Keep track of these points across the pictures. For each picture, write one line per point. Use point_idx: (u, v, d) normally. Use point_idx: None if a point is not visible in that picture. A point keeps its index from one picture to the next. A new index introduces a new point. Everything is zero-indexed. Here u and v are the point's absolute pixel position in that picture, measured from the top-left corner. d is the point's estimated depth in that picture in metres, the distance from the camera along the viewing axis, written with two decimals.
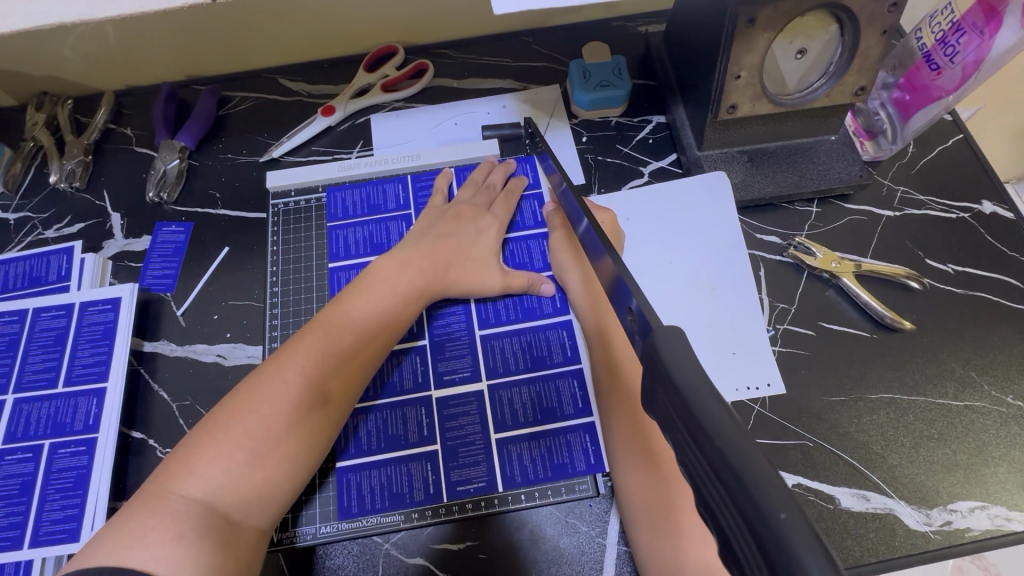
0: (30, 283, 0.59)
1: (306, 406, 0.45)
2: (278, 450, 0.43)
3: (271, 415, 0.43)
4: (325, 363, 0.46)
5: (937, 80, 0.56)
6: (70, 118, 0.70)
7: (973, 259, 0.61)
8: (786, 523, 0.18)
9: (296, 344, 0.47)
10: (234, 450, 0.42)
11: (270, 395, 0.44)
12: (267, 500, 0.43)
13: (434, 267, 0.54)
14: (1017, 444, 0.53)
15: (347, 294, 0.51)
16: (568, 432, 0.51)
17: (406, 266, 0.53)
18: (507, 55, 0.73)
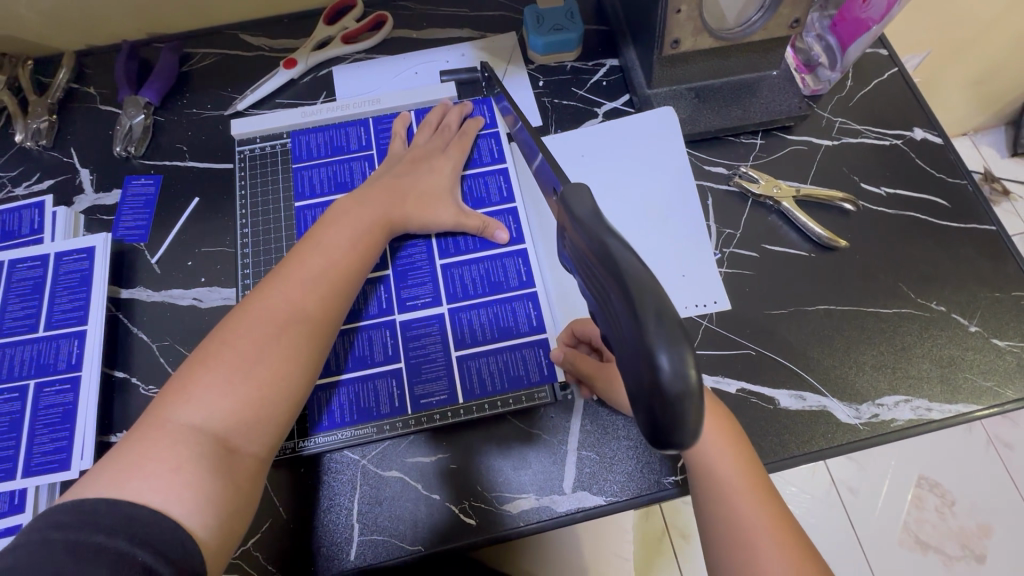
0: (3, 236, 0.61)
1: (292, 330, 0.47)
2: (269, 374, 0.45)
3: (257, 340, 0.45)
4: (306, 292, 0.49)
5: (867, 10, 0.59)
6: (32, 79, 0.70)
7: (904, 181, 0.65)
8: (636, 278, 0.28)
9: (273, 280, 0.49)
10: (227, 375, 0.43)
11: (255, 323, 0.46)
12: (264, 425, 0.44)
13: (398, 203, 0.57)
14: (939, 344, 0.58)
15: (316, 233, 0.53)
16: (523, 347, 0.56)
17: (374, 205, 0.56)
18: (465, 5, 0.75)
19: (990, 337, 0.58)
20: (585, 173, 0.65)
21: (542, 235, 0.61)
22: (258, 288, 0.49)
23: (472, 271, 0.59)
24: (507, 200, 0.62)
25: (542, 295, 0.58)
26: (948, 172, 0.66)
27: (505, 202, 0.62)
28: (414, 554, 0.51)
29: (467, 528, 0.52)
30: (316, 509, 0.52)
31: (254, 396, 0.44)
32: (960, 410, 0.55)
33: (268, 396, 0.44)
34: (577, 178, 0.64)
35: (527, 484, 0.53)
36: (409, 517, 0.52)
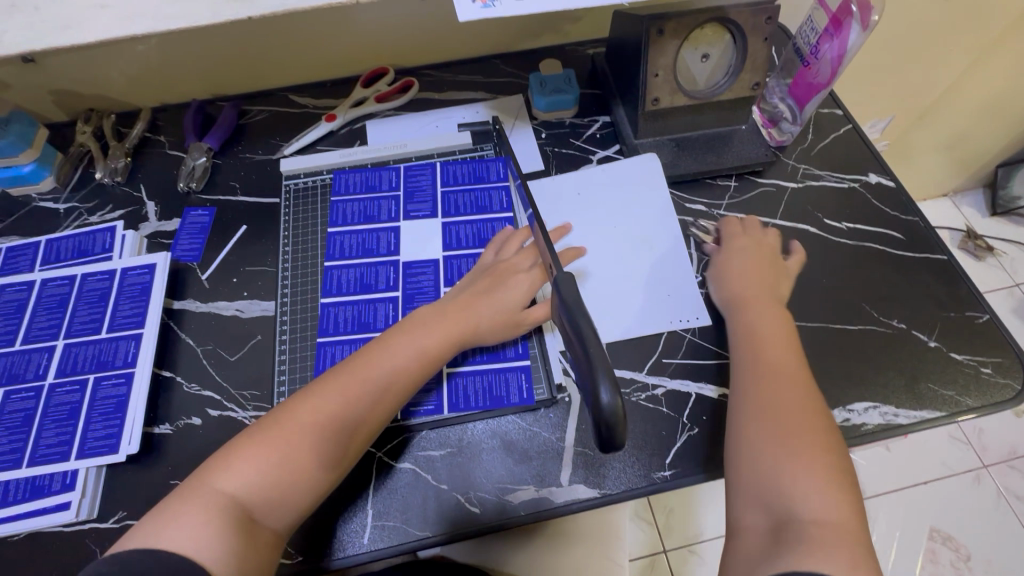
0: (78, 254, 0.71)
1: (343, 426, 0.52)
2: (313, 459, 0.50)
3: (313, 430, 0.51)
4: (365, 394, 0.53)
5: (813, 78, 0.72)
6: (113, 128, 0.83)
7: (863, 217, 0.74)
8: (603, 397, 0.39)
9: (338, 377, 0.54)
10: (279, 454, 0.49)
11: (305, 415, 0.51)
12: (286, 505, 0.49)
13: (477, 313, 0.60)
14: (902, 356, 0.64)
15: (392, 338, 0.57)
16: (508, 370, 0.62)
17: (453, 317, 0.59)
18: (480, 74, 0.89)
19: (949, 351, 0.64)
20: (578, 209, 0.74)
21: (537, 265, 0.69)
22: (329, 379, 0.54)
23: None
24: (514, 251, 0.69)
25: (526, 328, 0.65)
26: (902, 210, 0.75)
27: None
28: (422, 540, 0.55)
29: (470, 516, 0.56)
30: (334, 495, 0.57)
31: (296, 475, 0.49)
32: (926, 416, 0.61)
33: (309, 475, 0.50)
34: (574, 215, 0.74)
35: (527, 476, 0.58)
36: (419, 505, 0.57)
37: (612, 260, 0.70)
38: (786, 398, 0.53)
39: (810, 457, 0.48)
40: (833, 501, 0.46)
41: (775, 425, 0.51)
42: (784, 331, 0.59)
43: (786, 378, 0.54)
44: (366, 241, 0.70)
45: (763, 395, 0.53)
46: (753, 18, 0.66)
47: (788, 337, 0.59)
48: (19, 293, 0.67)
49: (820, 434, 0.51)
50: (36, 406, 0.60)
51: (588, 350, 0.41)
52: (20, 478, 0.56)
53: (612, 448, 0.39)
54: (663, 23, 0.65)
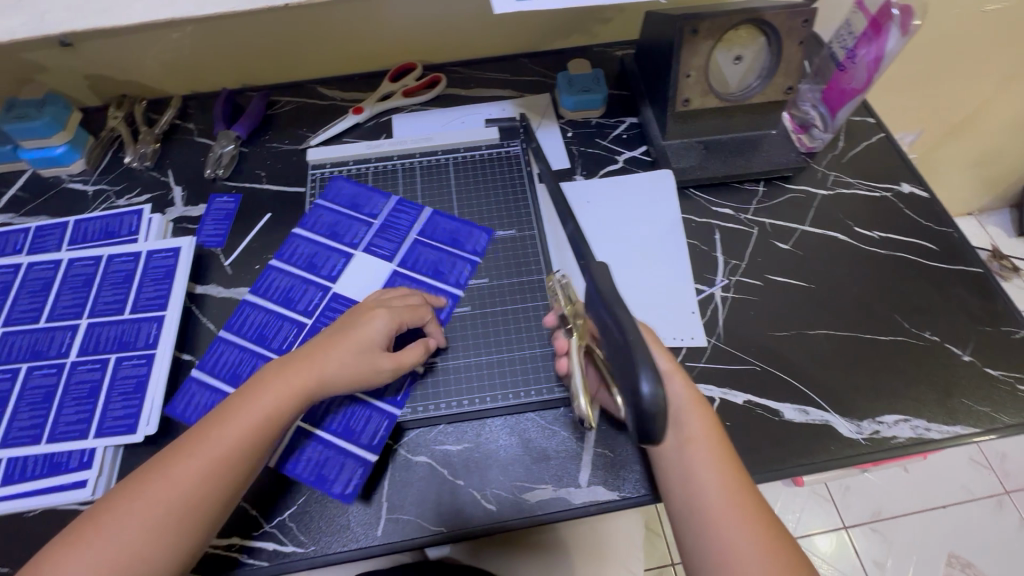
0: (104, 236, 0.71)
1: (188, 503, 0.47)
2: (158, 540, 0.46)
3: (148, 516, 0.46)
4: (208, 464, 0.48)
5: (849, 83, 0.70)
6: (144, 114, 0.84)
7: (895, 227, 0.72)
8: (649, 390, 0.38)
9: (167, 460, 0.48)
10: (111, 546, 0.45)
11: (134, 496, 0.47)
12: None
13: (342, 368, 0.53)
14: (934, 370, 0.62)
15: (233, 407, 0.50)
16: (355, 459, 0.57)
17: (307, 366, 0.52)
18: (507, 72, 0.88)
19: (984, 366, 0.62)
20: (602, 210, 0.73)
21: (559, 262, 0.66)
22: (163, 459, 0.48)
23: (500, 288, 0.65)
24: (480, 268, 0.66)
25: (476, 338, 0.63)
26: (935, 221, 0.73)
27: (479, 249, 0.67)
28: (438, 535, 0.54)
29: (487, 515, 0.55)
30: (349, 486, 0.56)
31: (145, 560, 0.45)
32: (960, 432, 0.59)
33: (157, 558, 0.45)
34: (588, 219, 0.72)
35: (545, 476, 0.57)
36: (435, 500, 0.56)
37: (634, 271, 0.69)
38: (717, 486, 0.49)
39: (749, 539, 0.47)
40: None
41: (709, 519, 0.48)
42: (697, 403, 0.52)
43: (711, 457, 0.50)
44: (384, 233, 0.69)
45: (689, 484, 0.50)
46: (789, 21, 0.65)
47: (700, 410, 0.52)
48: (46, 271, 0.68)
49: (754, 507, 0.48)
50: (57, 384, 0.60)
51: (630, 339, 0.40)
52: (38, 454, 0.56)
53: (653, 439, 0.39)
54: (697, 23, 0.64)
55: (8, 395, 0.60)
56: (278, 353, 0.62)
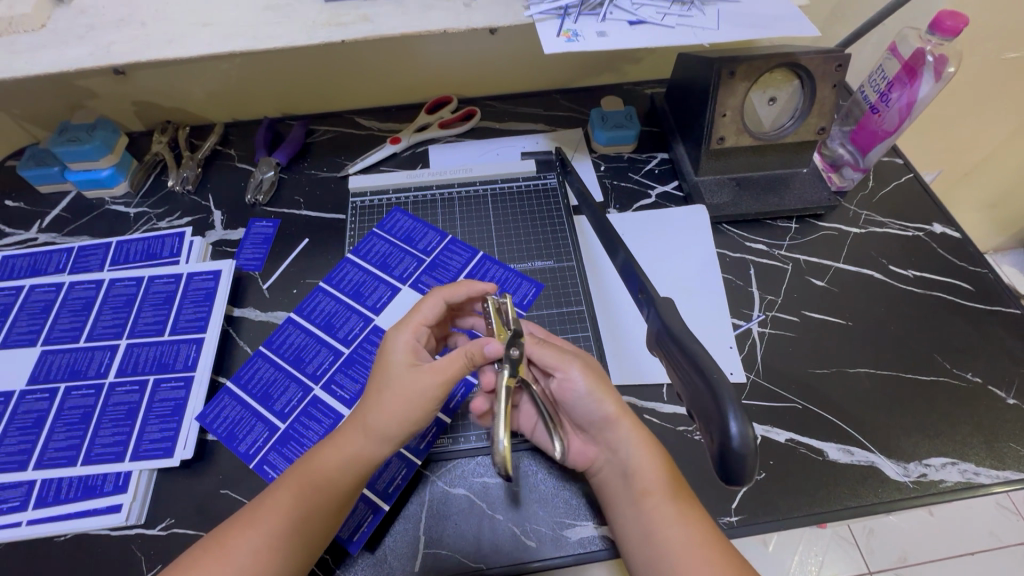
0: (146, 257, 0.72)
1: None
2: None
3: None
4: (276, 538, 0.46)
5: (880, 124, 0.72)
6: (187, 140, 0.86)
7: (929, 266, 0.73)
8: (738, 431, 0.38)
9: (201, 565, 0.44)
10: None
11: None
12: None
13: (384, 404, 0.49)
14: (979, 413, 0.61)
15: (293, 473, 0.49)
16: (367, 500, 0.55)
17: (360, 418, 0.50)
18: (540, 107, 0.91)
19: None
20: (637, 244, 0.74)
21: (597, 294, 0.66)
22: (217, 540, 0.46)
23: (541, 318, 0.64)
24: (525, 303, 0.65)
25: None
26: (969, 262, 0.73)
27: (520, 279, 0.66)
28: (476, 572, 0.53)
29: (526, 551, 0.54)
30: (389, 516, 0.55)
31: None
32: (1009, 477, 0.57)
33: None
34: None
35: (586, 512, 0.55)
36: (475, 535, 0.55)
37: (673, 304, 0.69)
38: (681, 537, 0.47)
39: None
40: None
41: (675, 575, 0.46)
42: (648, 451, 0.51)
43: (670, 508, 0.48)
44: (434, 272, 0.68)
45: (650, 540, 0.48)
46: (823, 66, 0.67)
47: (655, 461, 0.51)
48: (87, 291, 0.69)
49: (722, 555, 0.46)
50: (95, 404, 0.60)
51: (712, 378, 0.40)
52: (72, 476, 0.56)
53: (740, 481, 0.39)
54: (735, 65, 0.66)
55: (46, 415, 0.60)
56: (317, 378, 0.61)
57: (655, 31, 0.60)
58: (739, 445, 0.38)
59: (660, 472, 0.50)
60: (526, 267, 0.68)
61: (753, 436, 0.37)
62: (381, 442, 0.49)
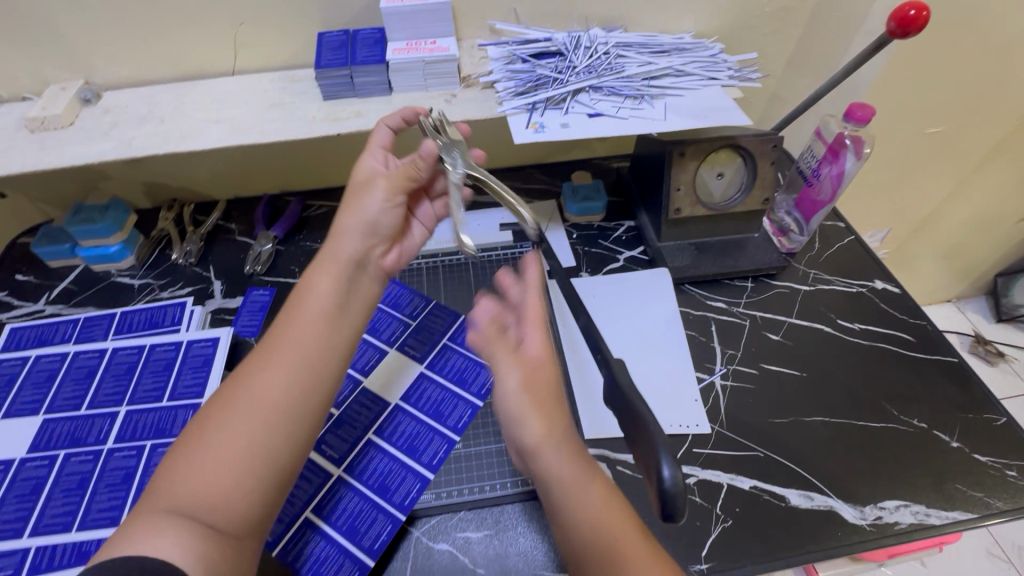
0: (148, 325, 0.77)
1: (275, 402, 0.49)
2: (259, 459, 0.47)
3: (243, 417, 0.48)
4: (284, 379, 0.50)
5: (816, 194, 0.81)
6: (191, 217, 0.94)
7: (873, 319, 0.80)
8: (669, 476, 0.41)
9: (233, 385, 0.50)
10: (214, 452, 0.46)
11: (220, 415, 0.48)
12: (247, 487, 0.46)
13: (353, 209, 0.62)
14: (927, 456, 0.66)
15: (277, 325, 0.54)
16: (353, 558, 0.57)
17: (329, 252, 0.59)
18: (517, 180, 1.00)
19: (972, 452, 0.66)
20: (608, 306, 0.80)
21: (570, 353, 0.72)
22: (219, 403, 0.49)
23: None
24: None
25: (492, 425, 0.66)
26: (910, 315, 0.80)
27: None
28: None
29: None
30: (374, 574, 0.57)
31: (243, 479, 0.46)
32: (958, 517, 0.61)
33: (255, 476, 0.47)
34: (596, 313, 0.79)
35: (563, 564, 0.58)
36: None
37: (640, 360, 0.75)
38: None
39: None
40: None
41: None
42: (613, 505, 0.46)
43: (600, 555, 0.43)
44: (419, 336, 0.73)
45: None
46: (760, 147, 0.77)
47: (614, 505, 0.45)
48: (91, 360, 0.73)
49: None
50: (92, 470, 0.63)
51: (649, 426, 0.44)
52: (67, 543, 0.58)
53: (673, 520, 0.42)
54: (683, 147, 0.76)
55: (44, 482, 0.62)
56: None
57: (611, 122, 0.70)
58: (670, 490, 0.41)
59: (588, 507, 0.44)
60: None
61: (681, 479, 0.41)
62: (346, 255, 0.59)
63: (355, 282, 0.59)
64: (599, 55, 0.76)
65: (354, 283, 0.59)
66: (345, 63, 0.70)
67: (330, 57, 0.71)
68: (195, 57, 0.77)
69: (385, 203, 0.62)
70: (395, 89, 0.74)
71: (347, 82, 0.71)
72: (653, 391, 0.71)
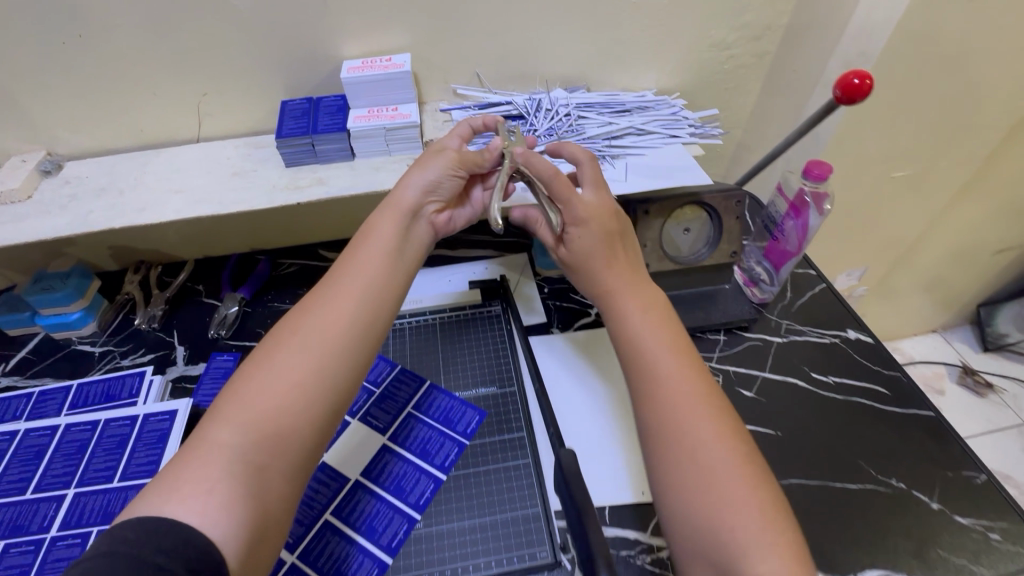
0: (104, 399, 0.74)
1: (332, 341, 0.55)
2: (316, 396, 0.52)
3: (306, 355, 0.53)
4: (341, 326, 0.56)
5: (782, 247, 0.81)
6: (157, 278, 0.92)
7: (847, 372, 0.79)
8: None
9: (301, 323, 0.56)
10: (275, 382, 0.51)
11: (286, 349, 0.53)
12: (293, 425, 0.50)
13: (421, 165, 0.66)
14: (907, 520, 0.64)
15: (344, 270, 0.60)
16: None
17: (390, 201, 0.64)
18: (489, 233, 0.99)
19: (952, 513, 0.64)
20: (578, 363, 0.79)
21: (539, 417, 0.69)
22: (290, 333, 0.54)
23: (482, 447, 0.66)
24: (468, 433, 0.67)
25: (457, 498, 0.62)
26: (884, 366, 0.79)
27: (464, 408, 0.70)
28: None
29: None
30: None
31: (302, 407, 0.51)
32: None
33: (308, 411, 0.52)
34: (566, 373, 0.77)
35: None
36: None
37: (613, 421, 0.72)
38: (716, 486, 0.47)
39: None
40: (792, 552, 0.44)
41: (726, 540, 0.45)
42: (662, 324, 0.59)
43: None
44: (383, 403, 0.70)
45: None
46: (724, 202, 0.77)
47: (684, 366, 0.54)
48: (41, 438, 0.70)
49: (771, 505, 0.46)
50: (34, 561, 0.60)
51: (588, 531, 0.45)
52: None
53: None
54: (648, 205, 0.76)
55: None
56: None
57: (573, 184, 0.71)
58: None
59: None
60: (470, 394, 0.72)
61: None
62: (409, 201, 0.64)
63: (412, 231, 0.65)
64: (560, 118, 0.78)
65: (410, 229, 0.65)
66: (306, 131, 0.70)
67: (292, 125, 0.71)
68: (159, 125, 0.77)
69: (449, 172, 0.66)
70: (359, 155, 0.74)
71: (309, 149, 0.72)
72: (625, 453, 0.69)
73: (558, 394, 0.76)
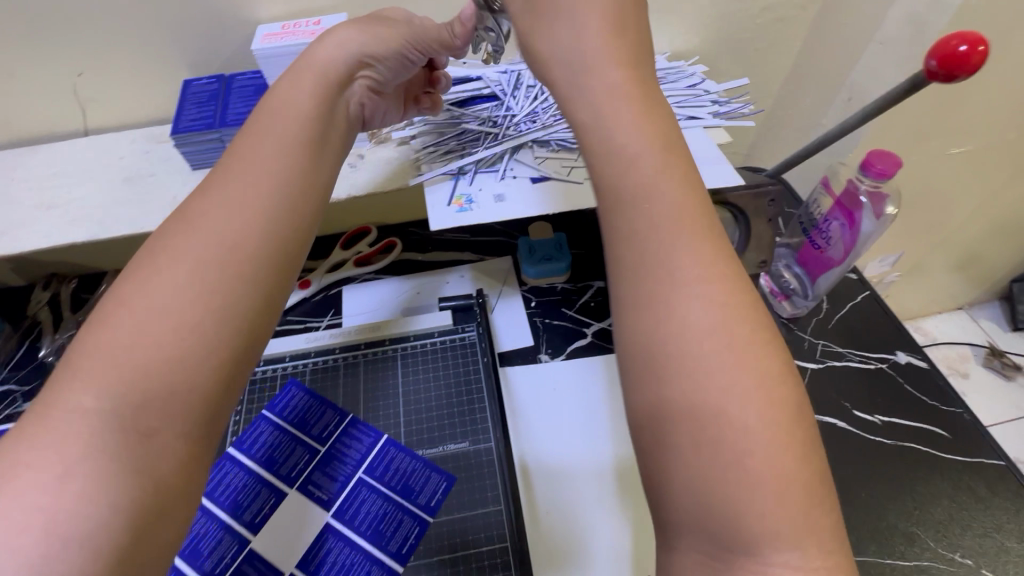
0: None
1: (258, 250, 0.36)
2: (224, 324, 0.33)
3: (214, 265, 0.34)
4: (264, 231, 0.37)
5: (823, 255, 0.65)
6: (71, 295, 0.77)
7: (897, 408, 0.64)
8: None
9: (210, 221, 0.36)
10: (173, 305, 0.32)
11: (183, 262, 0.34)
12: (197, 366, 0.32)
13: (357, 26, 0.48)
14: None
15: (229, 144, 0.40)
16: None
17: (309, 58, 0.46)
18: (467, 231, 0.82)
19: None
20: (567, 401, 0.63)
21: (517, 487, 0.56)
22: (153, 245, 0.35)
23: (448, 526, 0.55)
24: (430, 510, 0.55)
25: None
26: (940, 400, 0.65)
27: (425, 472, 0.57)
28: None
29: None
30: None
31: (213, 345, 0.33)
32: None
33: (220, 335, 0.33)
34: (556, 414, 0.62)
35: None
36: None
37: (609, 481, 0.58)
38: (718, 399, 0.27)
39: None
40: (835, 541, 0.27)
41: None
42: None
43: None
44: (328, 468, 0.58)
45: None
46: (753, 200, 0.61)
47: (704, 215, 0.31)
48: None
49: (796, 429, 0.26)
50: None
51: None
52: None
53: None
54: None
55: None
56: None
57: (560, 189, 0.55)
58: None
59: None
60: (436, 452, 0.59)
61: None
62: (341, 68, 0.47)
63: (345, 108, 0.48)
64: (546, 97, 0.61)
65: (344, 103, 0.48)
66: (211, 124, 0.53)
67: (193, 116, 0.55)
68: (34, 117, 0.60)
69: (399, 45, 0.49)
70: None
71: (218, 146, 0.55)
72: (619, 526, 0.55)
73: (544, 443, 0.60)
